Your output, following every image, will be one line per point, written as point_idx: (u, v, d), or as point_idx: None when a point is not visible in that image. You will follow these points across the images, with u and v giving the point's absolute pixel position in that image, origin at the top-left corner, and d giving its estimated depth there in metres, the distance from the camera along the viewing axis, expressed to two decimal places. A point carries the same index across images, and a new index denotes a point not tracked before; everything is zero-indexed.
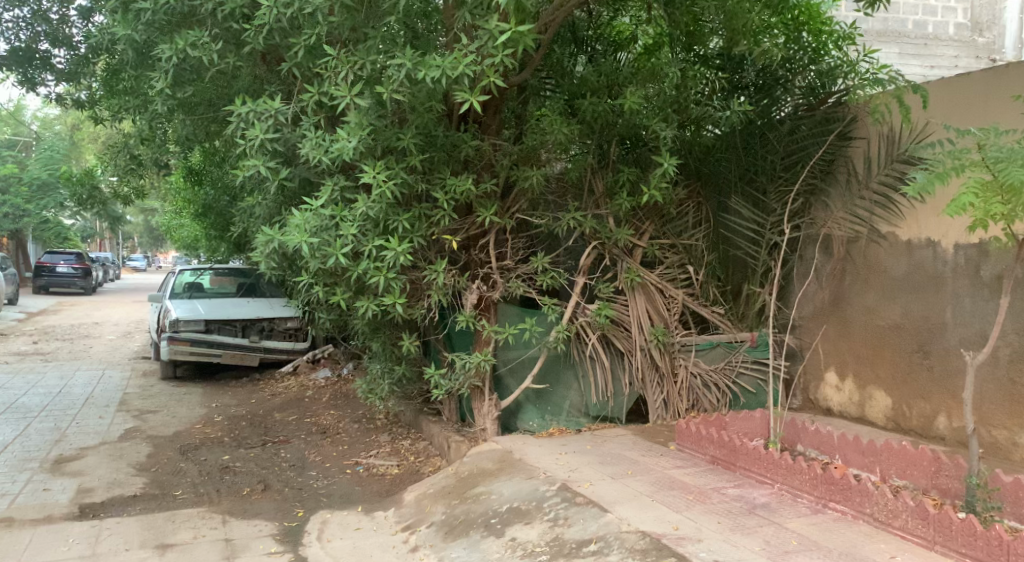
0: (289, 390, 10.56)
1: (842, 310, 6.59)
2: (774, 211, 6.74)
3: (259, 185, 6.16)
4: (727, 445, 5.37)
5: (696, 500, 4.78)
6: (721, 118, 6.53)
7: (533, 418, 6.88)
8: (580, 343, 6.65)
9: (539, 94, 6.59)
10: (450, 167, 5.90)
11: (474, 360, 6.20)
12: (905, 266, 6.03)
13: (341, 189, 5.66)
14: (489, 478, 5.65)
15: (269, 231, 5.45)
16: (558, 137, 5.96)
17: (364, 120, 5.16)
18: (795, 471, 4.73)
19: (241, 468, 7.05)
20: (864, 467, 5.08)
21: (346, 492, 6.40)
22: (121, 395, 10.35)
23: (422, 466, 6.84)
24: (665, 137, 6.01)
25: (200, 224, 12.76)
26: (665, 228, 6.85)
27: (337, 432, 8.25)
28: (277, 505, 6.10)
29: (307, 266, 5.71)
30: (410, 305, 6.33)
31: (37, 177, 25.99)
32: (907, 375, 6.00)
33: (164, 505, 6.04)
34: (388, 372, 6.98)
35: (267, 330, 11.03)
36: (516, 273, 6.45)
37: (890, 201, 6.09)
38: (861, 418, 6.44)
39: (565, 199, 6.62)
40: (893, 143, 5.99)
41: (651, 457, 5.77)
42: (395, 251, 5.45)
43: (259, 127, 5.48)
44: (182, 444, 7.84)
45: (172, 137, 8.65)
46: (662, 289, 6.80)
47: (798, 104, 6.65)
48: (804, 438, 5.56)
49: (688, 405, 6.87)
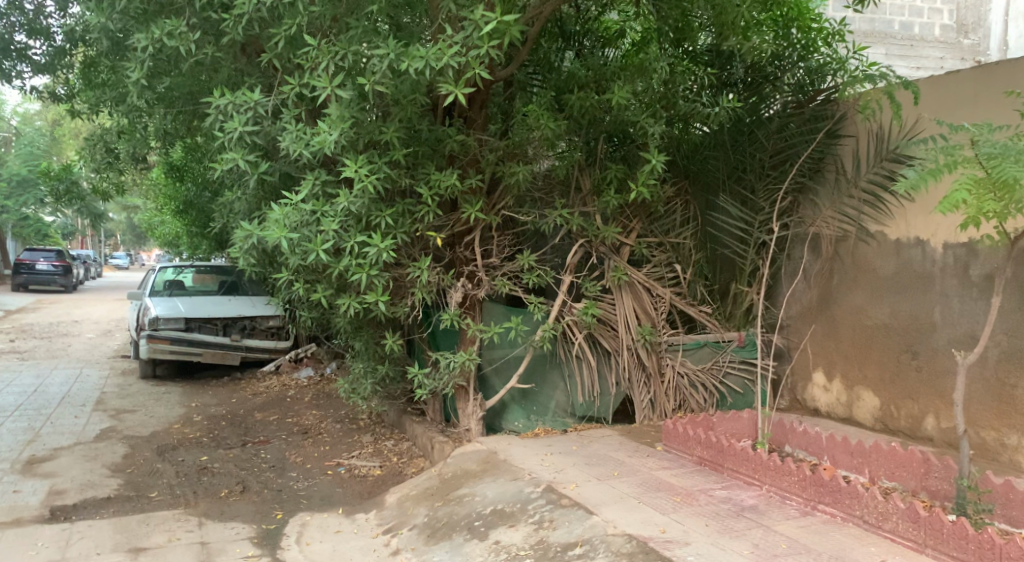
0: (270, 390, 10.39)
1: (830, 310, 6.54)
2: (762, 209, 6.67)
3: (239, 179, 6.02)
4: (714, 446, 5.29)
5: (683, 502, 4.69)
6: (708, 114, 6.50)
7: (518, 418, 6.76)
8: (566, 342, 6.57)
9: (526, 89, 6.54)
10: (434, 162, 5.78)
11: (458, 359, 6.10)
12: (894, 265, 5.98)
13: (322, 184, 5.53)
14: (473, 480, 5.54)
15: (248, 226, 5.34)
16: (544, 133, 5.86)
17: (345, 112, 5.04)
18: (784, 472, 4.66)
19: (219, 469, 6.90)
20: (853, 468, 5.02)
21: (326, 494, 6.27)
22: (97, 394, 10.15)
23: (404, 467, 6.72)
24: (653, 134, 5.94)
25: (181, 221, 12.56)
26: (652, 226, 6.79)
27: (318, 433, 8.11)
28: (255, 507, 5.96)
29: (288, 263, 5.58)
30: (394, 303, 6.21)
31: (16, 174, 25.55)
32: (896, 376, 5.95)
33: (139, 508, 5.88)
34: (371, 371, 6.85)
35: (249, 329, 10.90)
36: (502, 271, 6.35)
37: (879, 200, 6.04)
38: (849, 419, 6.38)
39: (552, 196, 6.53)
40: (882, 140, 5.95)
41: (638, 458, 5.69)
42: (378, 247, 5.35)
43: (237, 120, 5.36)
44: (159, 444, 7.67)
45: (151, 131, 8.47)
46: (650, 288, 6.73)
47: (787, 102, 6.58)
48: (792, 439, 5.49)
49: (675, 405, 6.79)
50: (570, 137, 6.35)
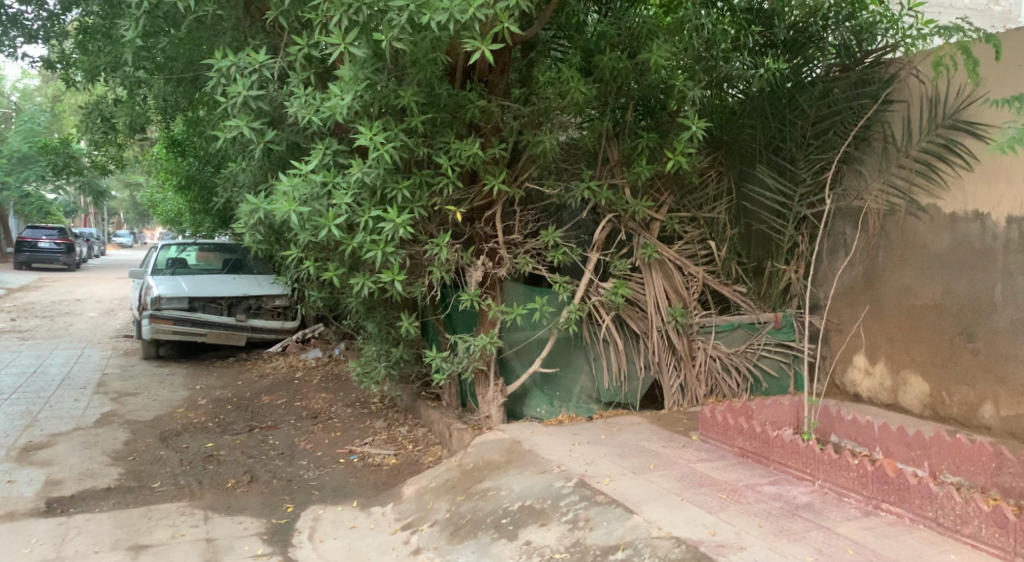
0: (277, 371, 10.05)
1: (875, 290, 6.12)
2: (804, 180, 6.29)
3: (243, 149, 5.60)
4: (758, 437, 4.89)
5: (730, 499, 4.32)
6: (752, 75, 5.94)
7: (541, 404, 6.27)
8: (591, 323, 6.14)
9: (547, 54, 6.10)
10: (454, 130, 5.34)
11: (479, 343, 5.71)
12: (948, 240, 5.55)
13: (333, 153, 5.14)
14: (497, 472, 5.17)
15: (254, 199, 4.96)
16: (573, 96, 5.43)
17: (359, 73, 4.63)
18: (841, 467, 4.27)
19: (225, 457, 6.54)
20: (911, 461, 4.64)
21: (339, 485, 5.91)
22: (98, 377, 9.80)
23: (421, 455, 6.36)
24: (693, 98, 5.45)
25: (182, 197, 12.09)
26: (685, 199, 6.40)
27: (328, 417, 7.76)
28: (264, 499, 5.60)
29: (297, 239, 5.19)
30: (409, 283, 5.76)
31: (16, 150, 25.00)
32: (947, 359, 5.55)
33: (140, 500, 5.52)
34: (383, 355, 6.49)
35: (254, 309, 10.53)
36: (524, 248, 5.92)
37: (933, 169, 5.65)
38: (894, 405, 5.99)
39: (577, 166, 6.11)
40: (936, 105, 5.57)
41: (672, 448, 5.31)
42: (394, 222, 4.93)
43: (241, 83, 4.94)
44: (163, 430, 7.31)
45: (152, 103, 8.05)
46: (681, 266, 6.34)
47: (831, 65, 6.11)
48: (839, 428, 5.12)
49: (706, 391, 6.41)
50: (599, 102, 5.87)
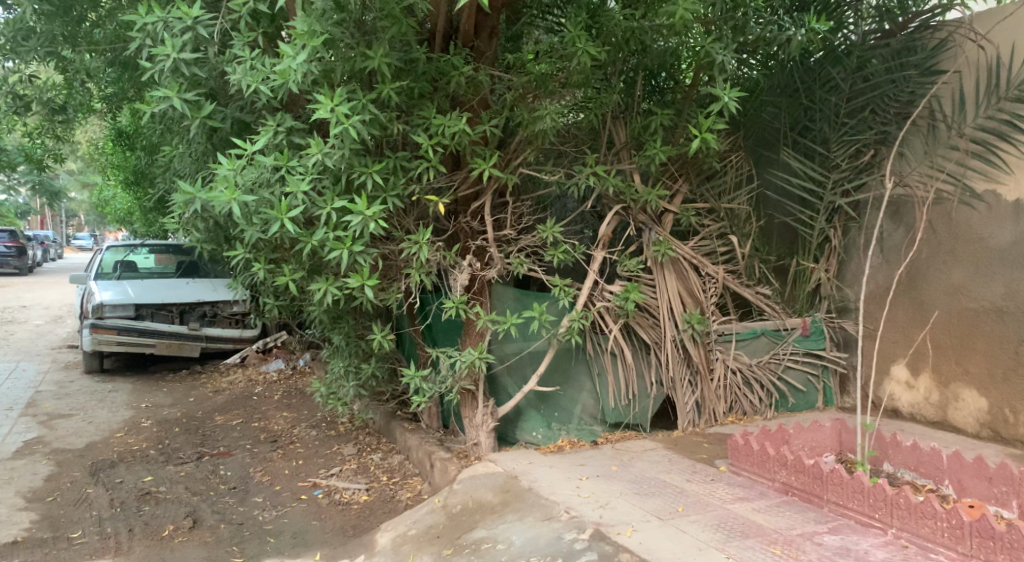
0: (233, 386, 9.01)
1: (919, 290, 5.34)
2: (837, 165, 5.54)
3: (180, 128, 4.68)
4: (808, 471, 4.05)
5: (786, 556, 3.46)
6: (785, 38, 5.00)
7: (537, 427, 5.35)
8: (596, 334, 5.26)
9: (544, 17, 5.28)
10: (434, 103, 4.44)
11: (466, 358, 4.79)
12: (1011, 233, 4.78)
13: (289, 132, 4.23)
14: (491, 517, 4.26)
15: (188, 188, 4.01)
16: (581, 62, 4.45)
17: (318, 27, 3.73)
18: (923, 515, 3.44)
19: (166, 495, 5.53)
20: (994, 500, 3.81)
21: (300, 529, 4.95)
22: (29, 396, 8.66)
23: (397, 491, 5.41)
24: (724, 63, 4.51)
25: (131, 195, 11.05)
26: (703, 189, 5.60)
27: (290, 442, 6.78)
28: (208, 551, 4.63)
29: (243, 236, 4.24)
30: (382, 289, 4.79)
31: None
32: (1011, 371, 4.76)
33: (52, 557, 4.50)
34: (353, 371, 5.53)
35: (210, 316, 9.36)
36: (518, 245, 5.00)
37: (991, 150, 4.87)
38: (942, 422, 5.20)
39: (580, 151, 5.23)
40: (997, 74, 4.84)
41: (698, 484, 4.44)
42: (363, 215, 3.95)
43: (170, 45, 3.97)
44: (96, 461, 6.28)
45: (93, 91, 7.06)
46: (697, 265, 5.49)
47: (870, 32, 5.40)
48: (897, 456, 4.30)
49: (725, 408, 5.55)
50: (603, 73, 5.01)
